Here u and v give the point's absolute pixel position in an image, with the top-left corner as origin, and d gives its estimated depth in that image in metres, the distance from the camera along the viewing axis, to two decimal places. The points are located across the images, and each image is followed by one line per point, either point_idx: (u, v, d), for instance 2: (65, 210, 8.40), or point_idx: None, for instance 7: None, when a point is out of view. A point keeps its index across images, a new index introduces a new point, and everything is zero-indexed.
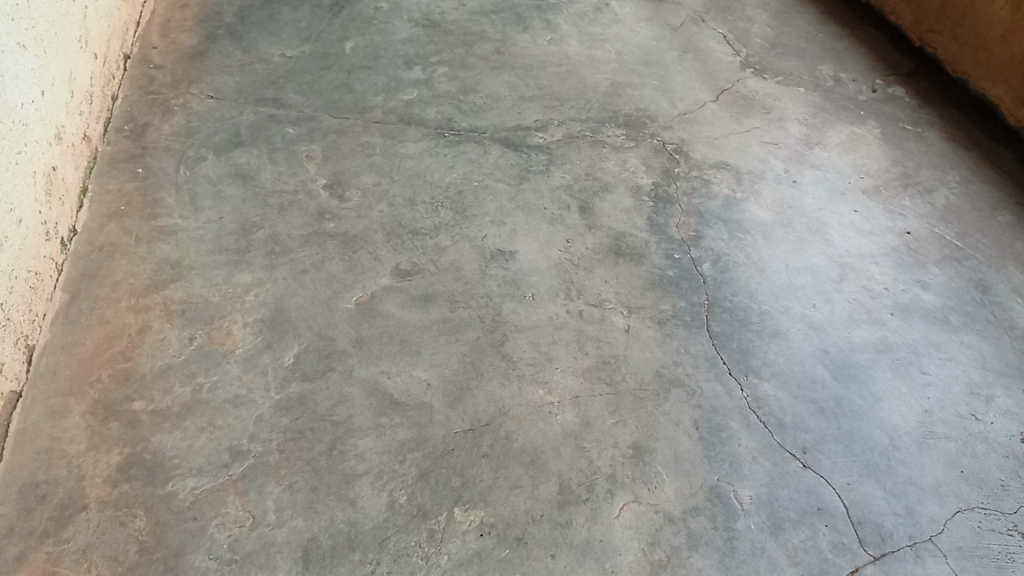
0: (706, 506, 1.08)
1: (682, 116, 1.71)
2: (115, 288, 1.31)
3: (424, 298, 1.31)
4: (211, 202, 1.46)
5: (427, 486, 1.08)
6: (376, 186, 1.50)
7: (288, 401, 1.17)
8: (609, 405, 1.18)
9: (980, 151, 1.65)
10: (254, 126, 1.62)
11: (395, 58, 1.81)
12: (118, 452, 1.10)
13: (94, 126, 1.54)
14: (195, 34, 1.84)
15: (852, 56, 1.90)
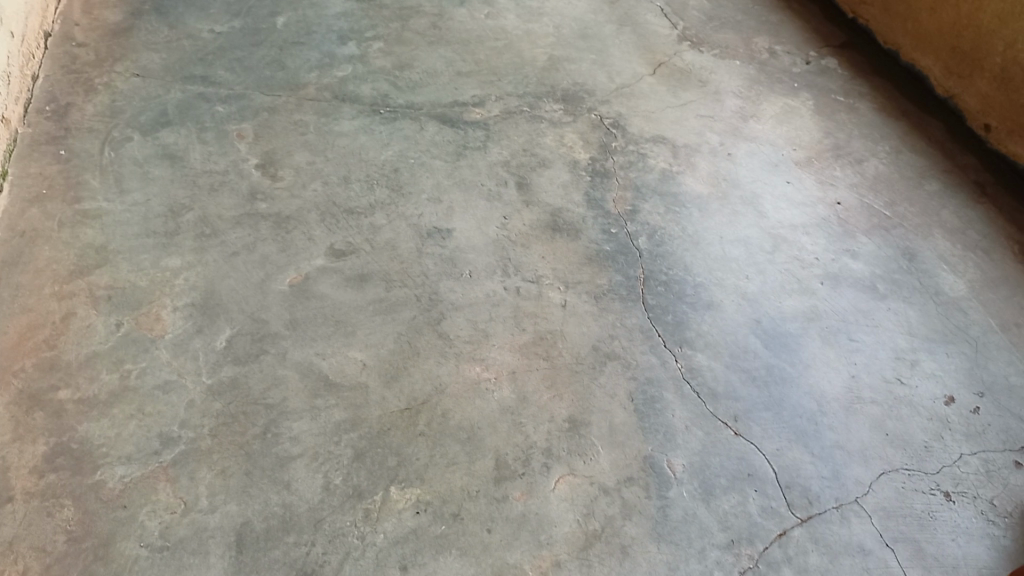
0: (640, 476, 1.10)
1: (620, 90, 1.71)
2: (38, 274, 1.26)
3: (359, 278, 1.30)
4: (138, 184, 1.41)
5: (363, 467, 1.08)
6: (309, 165, 1.47)
7: (220, 386, 1.15)
8: (545, 380, 1.19)
9: (909, 121, 1.69)
10: (182, 105, 1.57)
11: (329, 33, 1.77)
12: (43, 443, 1.07)
13: (13, 106, 1.48)
14: (118, 10, 1.78)
15: (787, 28, 1.92)
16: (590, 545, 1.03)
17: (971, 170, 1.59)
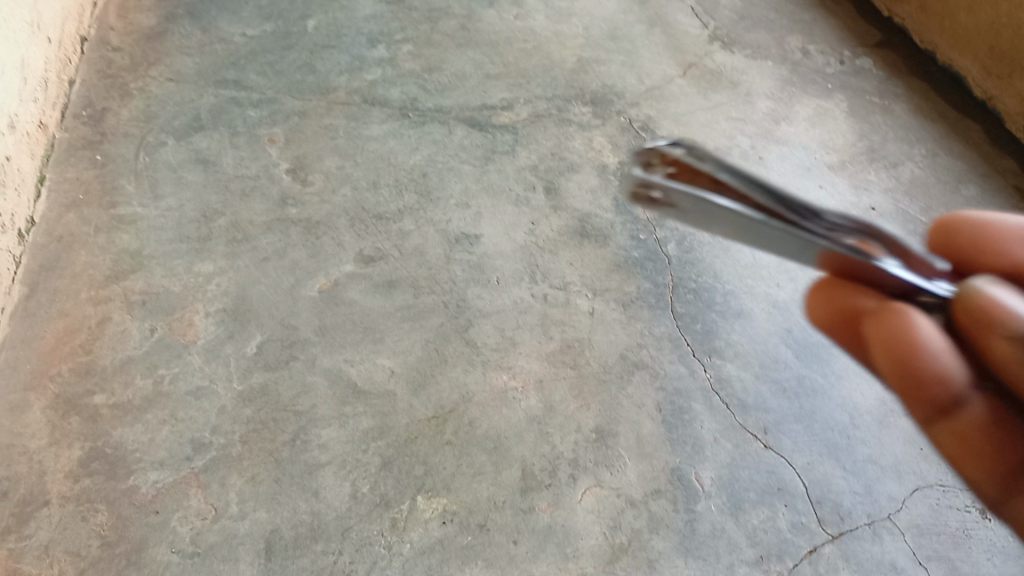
0: (668, 488, 1.10)
1: (650, 92, 1.69)
2: (74, 279, 1.29)
3: (388, 284, 1.30)
4: (171, 189, 1.43)
5: (390, 475, 1.10)
6: (339, 169, 1.48)
7: (251, 392, 1.16)
8: (573, 389, 1.19)
9: (947, 122, 1.67)
10: (215, 109, 1.59)
11: (359, 36, 1.78)
12: (79, 447, 1.10)
13: (50, 112, 1.51)
14: (152, 14, 1.79)
15: (821, 26, 1.89)
16: (616, 559, 1.05)
17: (1010, 174, 1.58)
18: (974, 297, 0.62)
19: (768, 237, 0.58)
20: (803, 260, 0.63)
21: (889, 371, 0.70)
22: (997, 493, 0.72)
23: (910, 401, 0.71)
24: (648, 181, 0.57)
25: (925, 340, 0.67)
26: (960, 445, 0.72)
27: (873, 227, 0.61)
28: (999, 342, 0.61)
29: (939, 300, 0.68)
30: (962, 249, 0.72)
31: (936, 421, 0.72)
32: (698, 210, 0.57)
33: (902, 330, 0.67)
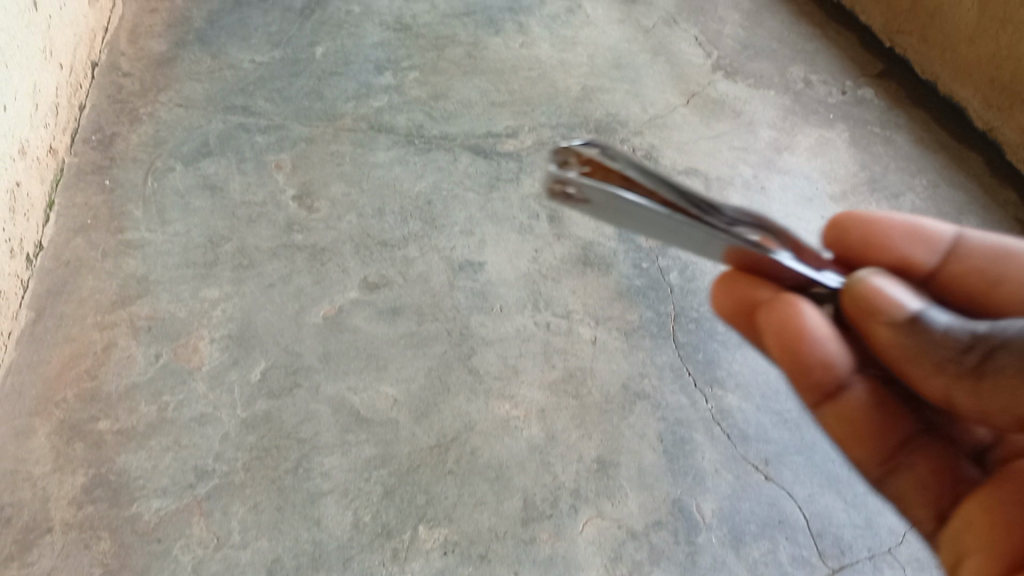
0: (669, 520, 1.11)
1: (653, 121, 1.71)
2: (81, 305, 1.30)
3: (392, 311, 1.31)
4: (179, 215, 1.45)
5: (392, 504, 1.10)
6: (344, 196, 1.49)
7: (254, 419, 1.17)
8: (574, 418, 1.19)
9: (949, 153, 1.68)
10: (223, 135, 1.60)
11: (366, 63, 1.80)
12: (84, 473, 1.11)
13: (60, 137, 1.53)
14: (163, 40, 1.82)
15: (824, 56, 1.91)
16: None
17: (1011, 206, 1.59)
18: (861, 289, 0.77)
19: (672, 231, 0.69)
20: (707, 253, 0.74)
21: (781, 356, 0.84)
22: (879, 467, 0.86)
23: (803, 384, 0.86)
24: (566, 179, 0.66)
25: (810, 327, 0.82)
26: (845, 425, 0.86)
27: (767, 224, 0.74)
28: (883, 328, 0.76)
29: (828, 296, 0.83)
30: (851, 251, 0.89)
31: (823, 404, 0.87)
32: (613, 206, 0.66)
33: (789, 321, 0.82)
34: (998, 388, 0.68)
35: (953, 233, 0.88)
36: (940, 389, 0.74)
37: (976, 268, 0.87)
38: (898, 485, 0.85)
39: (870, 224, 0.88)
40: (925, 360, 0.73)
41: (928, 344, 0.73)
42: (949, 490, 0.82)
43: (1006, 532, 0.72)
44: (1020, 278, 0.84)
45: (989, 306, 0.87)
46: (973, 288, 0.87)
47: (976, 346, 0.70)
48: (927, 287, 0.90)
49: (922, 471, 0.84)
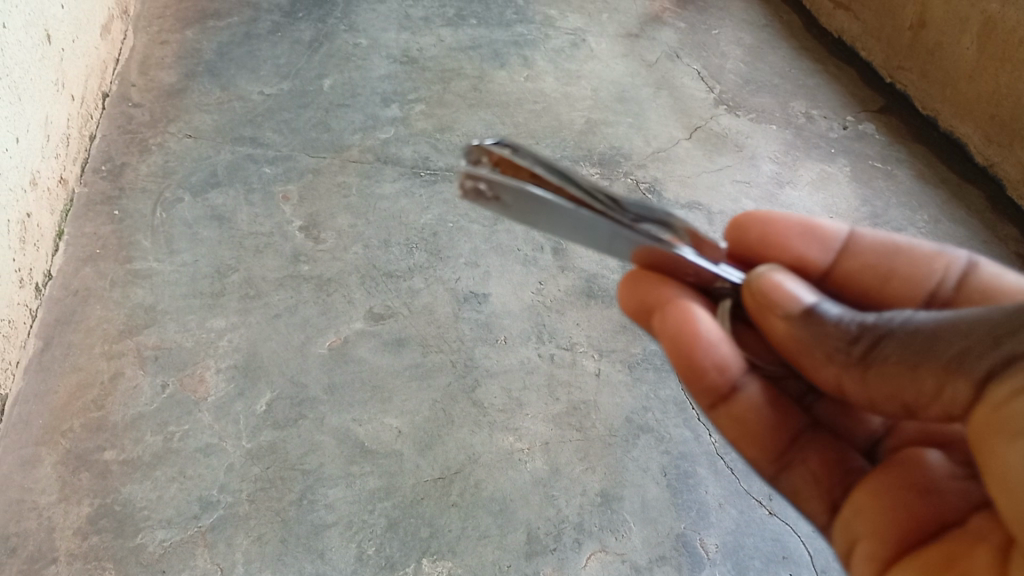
0: (673, 555, 1.11)
1: (656, 154, 1.73)
2: (89, 334, 1.31)
3: (397, 342, 1.32)
4: (187, 244, 1.46)
5: (395, 537, 1.10)
6: (351, 228, 1.51)
7: (259, 450, 1.18)
8: (578, 451, 1.20)
9: (949, 189, 1.70)
10: (231, 166, 1.62)
11: (373, 95, 1.83)
12: (88, 503, 1.12)
13: (71, 167, 1.55)
14: (173, 71, 1.85)
15: (825, 91, 1.93)
16: None
17: (1012, 241, 1.60)
18: (760, 283, 0.74)
19: (581, 227, 0.69)
20: (618, 253, 0.74)
21: (675, 360, 0.79)
22: (772, 467, 0.82)
23: (695, 385, 0.80)
24: (476, 173, 0.66)
25: (705, 330, 0.77)
26: (737, 427, 0.80)
27: (676, 223, 0.74)
28: (779, 321, 0.72)
29: (729, 291, 0.80)
30: (752, 248, 0.84)
31: (718, 407, 0.81)
32: (523, 200, 0.67)
33: (685, 323, 0.76)
34: (889, 376, 0.65)
35: (846, 230, 0.86)
36: (833, 380, 0.71)
37: (871, 262, 0.85)
38: (791, 483, 0.81)
39: (765, 222, 0.84)
40: (818, 352, 0.70)
41: (818, 335, 0.70)
42: (839, 482, 0.78)
43: (897, 520, 0.70)
44: (915, 270, 0.85)
45: (884, 301, 0.86)
46: (870, 283, 0.85)
47: (867, 335, 0.67)
48: (823, 285, 0.87)
49: (815, 466, 0.80)
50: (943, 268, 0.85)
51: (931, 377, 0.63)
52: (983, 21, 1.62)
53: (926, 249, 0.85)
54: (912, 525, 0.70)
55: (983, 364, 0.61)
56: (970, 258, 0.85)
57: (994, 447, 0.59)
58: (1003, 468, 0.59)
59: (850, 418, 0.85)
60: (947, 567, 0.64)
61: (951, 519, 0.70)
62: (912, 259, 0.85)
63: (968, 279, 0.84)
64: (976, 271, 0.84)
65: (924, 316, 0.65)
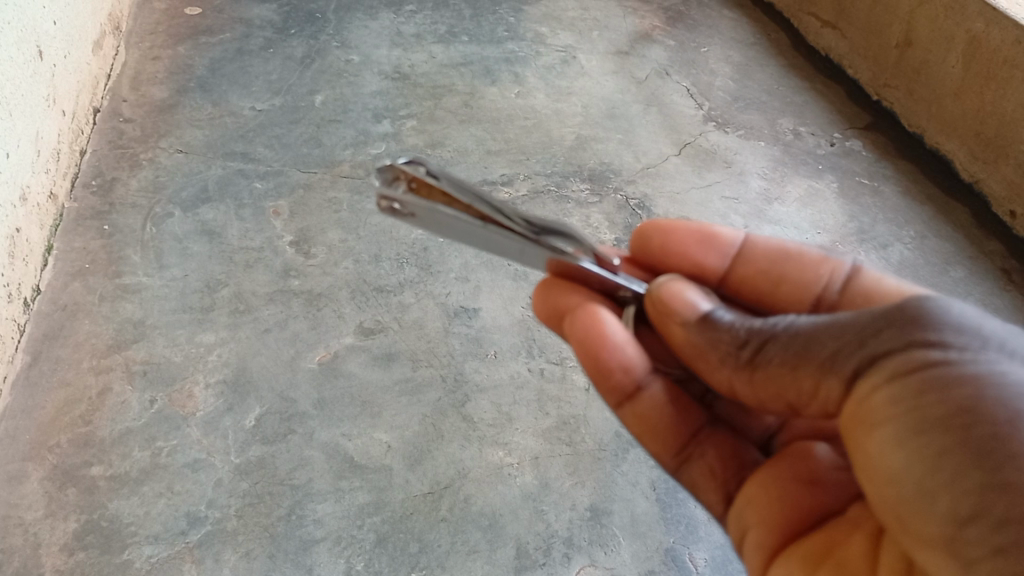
0: (662, 570, 1.11)
1: (645, 170, 1.74)
2: (77, 349, 1.31)
3: (387, 357, 1.32)
4: (177, 259, 1.46)
5: (384, 552, 1.10)
6: (342, 242, 1.51)
7: (247, 465, 1.17)
8: (567, 466, 1.20)
9: (935, 204, 1.72)
10: (222, 181, 1.62)
11: (364, 111, 1.83)
12: (75, 519, 1.11)
13: (61, 182, 1.55)
14: (165, 87, 1.85)
15: (812, 108, 1.95)
16: None
17: (997, 256, 1.62)
18: (661, 293, 0.77)
19: (489, 241, 0.73)
20: (531, 263, 0.78)
21: (584, 362, 0.83)
22: (673, 462, 0.84)
23: (601, 384, 0.83)
24: (389, 194, 0.70)
25: (610, 333, 0.81)
26: (641, 423, 0.84)
27: (578, 236, 0.78)
28: (676, 328, 0.76)
29: (632, 296, 0.83)
30: (652, 253, 0.89)
31: (623, 405, 0.84)
32: (434, 217, 0.71)
33: (591, 327, 0.81)
34: (774, 378, 0.69)
35: (741, 236, 0.89)
36: (726, 382, 0.74)
37: (762, 267, 0.88)
38: (691, 477, 0.84)
39: (665, 229, 0.88)
40: (711, 354, 0.74)
41: (711, 339, 0.73)
42: (734, 475, 0.81)
43: (783, 510, 0.75)
44: (802, 275, 0.87)
45: (775, 305, 0.88)
46: (761, 288, 0.88)
47: (754, 339, 0.70)
48: (719, 290, 0.90)
49: (712, 460, 0.83)
50: (829, 273, 0.86)
51: (808, 377, 0.67)
52: (967, 39, 1.64)
53: (815, 254, 0.87)
54: (797, 516, 0.74)
55: (852, 365, 0.65)
56: (855, 263, 0.86)
57: (859, 439, 0.65)
58: (868, 460, 0.64)
59: (748, 415, 0.88)
60: (827, 555, 0.69)
61: (832, 509, 0.75)
62: (801, 266, 0.87)
63: (852, 282, 0.85)
64: (861, 276, 0.86)
65: (804, 319, 0.69)
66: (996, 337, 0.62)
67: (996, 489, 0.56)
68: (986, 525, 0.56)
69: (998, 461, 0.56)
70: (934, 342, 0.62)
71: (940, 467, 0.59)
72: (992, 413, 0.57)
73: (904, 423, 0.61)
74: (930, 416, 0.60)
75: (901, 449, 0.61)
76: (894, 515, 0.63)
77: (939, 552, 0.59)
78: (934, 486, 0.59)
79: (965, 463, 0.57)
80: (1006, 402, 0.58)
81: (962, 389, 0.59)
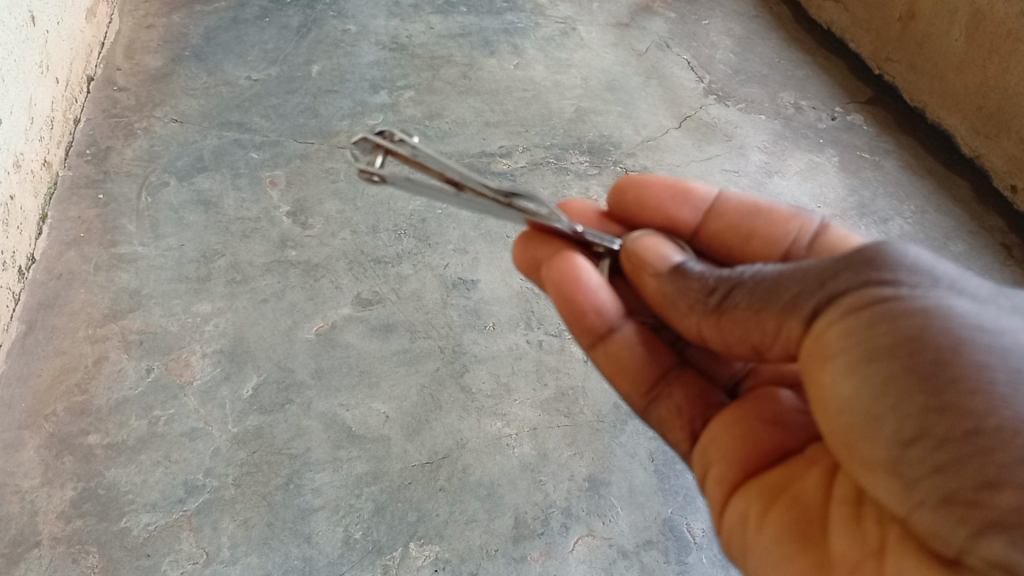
0: (659, 540, 1.11)
1: (645, 143, 1.73)
2: (73, 318, 1.30)
3: (385, 328, 1.31)
4: (173, 229, 1.45)
5: (382, 521, 1.10)
6: (339, 213, 1.50)
7: (245, 435, 1.17)
8: (566, 437, 1.20)
9: (936, 179, 1.71)
10: (218, 151, 1.61)
11: (362, 82, 1.81)
12: (72, 487, 1.11)
13: (54, 151, 1.53)
14: (159, 55, 1.83)
15: (813, 82, 1.93)
16: None
17: (997, 232, 1.61)
18: (635, 247, 0.80)
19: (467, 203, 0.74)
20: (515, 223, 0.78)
21: (559, 307, 0.83)
22: (642, 401, 0.85)
23: (575, 326, 0.84)
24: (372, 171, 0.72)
25: (586, 279, 0.82)
26: (612, 363, 0.85)
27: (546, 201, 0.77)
28: (650, 279, 0.78)
29: (607, 252, 0.86)
30: (629, 207, 0.89)
31: (596, 346, 0.85)
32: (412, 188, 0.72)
33: (568, 271, 0.82)
34: (738, 322, 0.70)
35: (716, 191, 0.90)
36: (695, 329, 0.76)
37: (735, 222, 0.89)
38: (659, 416, 0.84)
39: (639, 184, 0.89)
40: (682, 303, 0.76)
41: (681, 290, 0.75)
42: (700, 414, 0.81)
43: (745, 447, 0.75)
44: (771, 231, 0.88)
45: (747, 259, 0.89)
46: (733, 242, 0.89)
47: (721, 287, 0.72)
48: (693, 244, 0.90)
49: (679, 400, 0.82)
50: (798, 230, 0.88)
51: (771, 319, 0.68)
52: (971, 12, 1.63)
53: (785, 210, 0.89)
54: (757, 454, 0.74)
55: (811, 304, 0.65)
56: (823, 221, 0.88)
57: (814, 374, 0.65)
58: (821, 393, 0.64)
59: (717, 360, 0.88)
60: (784, 488, 0.70)
61: (790, 448, 0.74)
62: (772, 222, 0.88)
63: (821, 238, 0.88)
64: (828, 232, 0.88)
65: (771, 267, 0.70)
66: (946, 277, 0.63)
67: (939, 411, 0.57)
68: (928, 445, 0.57)
69: (942, 385, 0.57)
70: (886, 280, 0.62)
71: (886, 395, 0.59)
72: (936, 341, 0.58)
73: (857, 353, 0.61)
74: (879, 347, 0.60)
75: (851, 380, 0.61)
76: (842, 442, 0.63)
77: (884, 476, 0.60)
78: (881, 411, 0.59)
79: (911, 389, 0.58)
80: (951, 332, 0.58)
81: (910, 321, 0.59)
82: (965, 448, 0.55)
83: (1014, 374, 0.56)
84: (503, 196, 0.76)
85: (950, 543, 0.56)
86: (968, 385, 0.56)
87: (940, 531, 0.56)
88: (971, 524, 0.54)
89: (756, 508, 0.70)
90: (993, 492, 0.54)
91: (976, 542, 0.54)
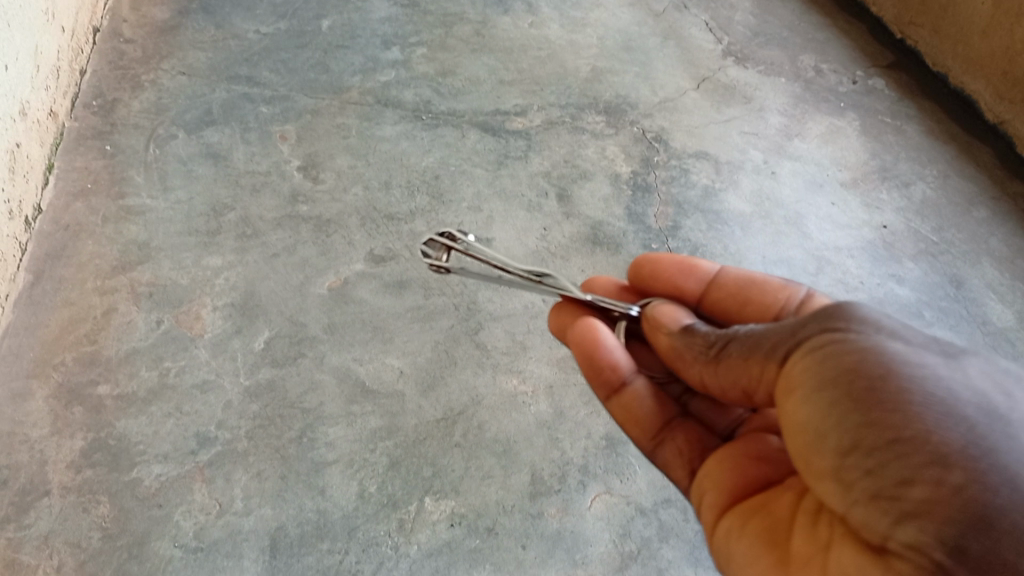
0: (678, 498, 1.10)
1: (663, 104, 1.69)
2: (81, 269, 1.27)
3: (398, 284, 1.29)
4: (181, 181, 1.42)
5: (397, 476, 1.08)
6: (351, 168, 1.47)
7: (258, 388, 1.15)
8: (583, 395, 1.18)
9: (958, 144, 1.68)
10: (226, 105, 1.57)
11: (373, 38, 1.77)
12: (82, 437, 1.09)
13: (61, 101, 1.50)
14: (167, 8, 1.79)
15: (834, 46, 1.89)
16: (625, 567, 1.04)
17: (1020, 198, 1.58)
18: (652, 311, 0.80)
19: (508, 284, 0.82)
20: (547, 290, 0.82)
21: (581, 365, 0.83)
22: (650, 445, 0.81)
23: (592, 379, 0.82)
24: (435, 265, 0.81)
25: (604, 338, 0.82)
26: (626, 415, 0.81)
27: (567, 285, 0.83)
28: (663, 337, 0.77)
29: (623, 316, 0.85)
30: (641, 277, 0.90)
31: (612, 399, 0.82)
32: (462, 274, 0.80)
33: (588, 331, 0.82)
34: (732, 370, 0.69)
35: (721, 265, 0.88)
36: (698, 380, 0.74)
37: (732, 290, 0.86)
38: (664, 459, 0.80)
39: (653, 258, 0.90)
40: (686, 354, 0.74)
41: (686, 343, 0.74)
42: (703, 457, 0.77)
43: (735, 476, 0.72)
44: (764, 299, 0.84)
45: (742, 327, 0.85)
46: (730, 308, 0.86)
47: (720, 339, 0.71)
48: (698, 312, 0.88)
49: (682, 444, 0.79)
50: (785, 299, 0.83)
51: (756, 365, 0.66)
52: None
53: (776, 282, 0.85)
54: (743, 480, 0.72)
55: (784, 349, 0.64)
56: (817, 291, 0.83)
57: (780, 406, 0.64)
58: (784, 421, 0.63)
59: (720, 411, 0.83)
60: (761, 508, 0.68)
61: (775, 479, 0.71)
62: (765, 292, 0.84)
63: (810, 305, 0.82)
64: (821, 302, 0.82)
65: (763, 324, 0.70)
66: (894, 324, 0.61)
67: (871, 426, 0.55)
68: (860, 455, 0.56)
69: (872, 403, 0.56)
70: (843, 326, 0.62)
71: (830, 415, 0.58)
72: (871, 371, 0.57)
73: (810, 382, 0.61)
74: (828, 376, 0.59)
75: (806, 405, 0.60)
76: (799, 461, 0.62)
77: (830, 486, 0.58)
78: (825, 429, 0.58)
79: (848, 409, 0.57)
80: (883, 362, 0.58)
81: (852, 356, 0.59)
82: (887, 454, 0.54)
83: (931, 397, 0.55)
84: (534, 276, 0.83)
85: (875, 533, 0.54)
86: (892, 404, 0.55)
87: (869, 524, 0.55)
88: (891, 514, 0.53)
89: (737, 521, 0.68)
90: (907, 488, 0.53)
91: (897, 531, 0.53)
